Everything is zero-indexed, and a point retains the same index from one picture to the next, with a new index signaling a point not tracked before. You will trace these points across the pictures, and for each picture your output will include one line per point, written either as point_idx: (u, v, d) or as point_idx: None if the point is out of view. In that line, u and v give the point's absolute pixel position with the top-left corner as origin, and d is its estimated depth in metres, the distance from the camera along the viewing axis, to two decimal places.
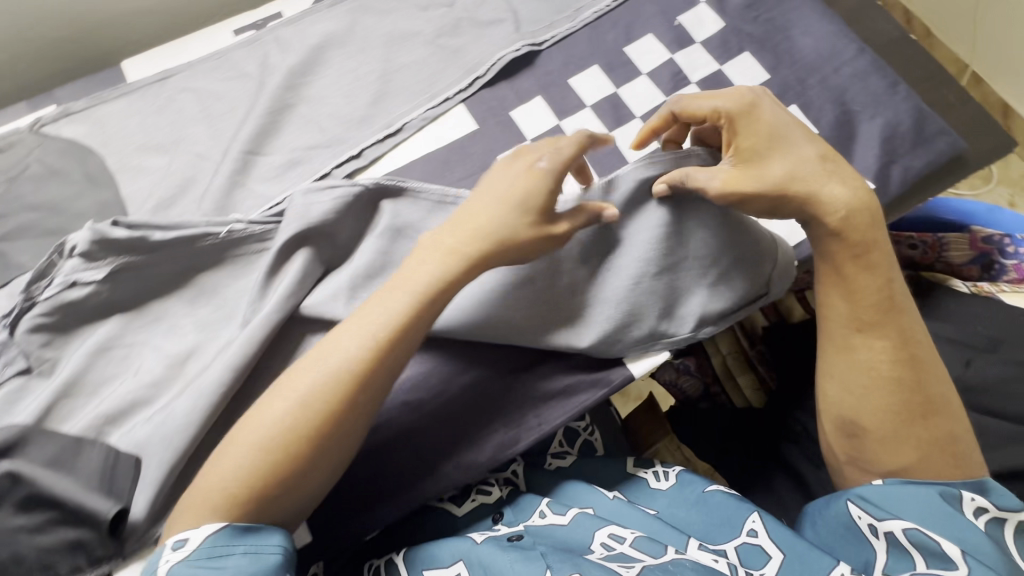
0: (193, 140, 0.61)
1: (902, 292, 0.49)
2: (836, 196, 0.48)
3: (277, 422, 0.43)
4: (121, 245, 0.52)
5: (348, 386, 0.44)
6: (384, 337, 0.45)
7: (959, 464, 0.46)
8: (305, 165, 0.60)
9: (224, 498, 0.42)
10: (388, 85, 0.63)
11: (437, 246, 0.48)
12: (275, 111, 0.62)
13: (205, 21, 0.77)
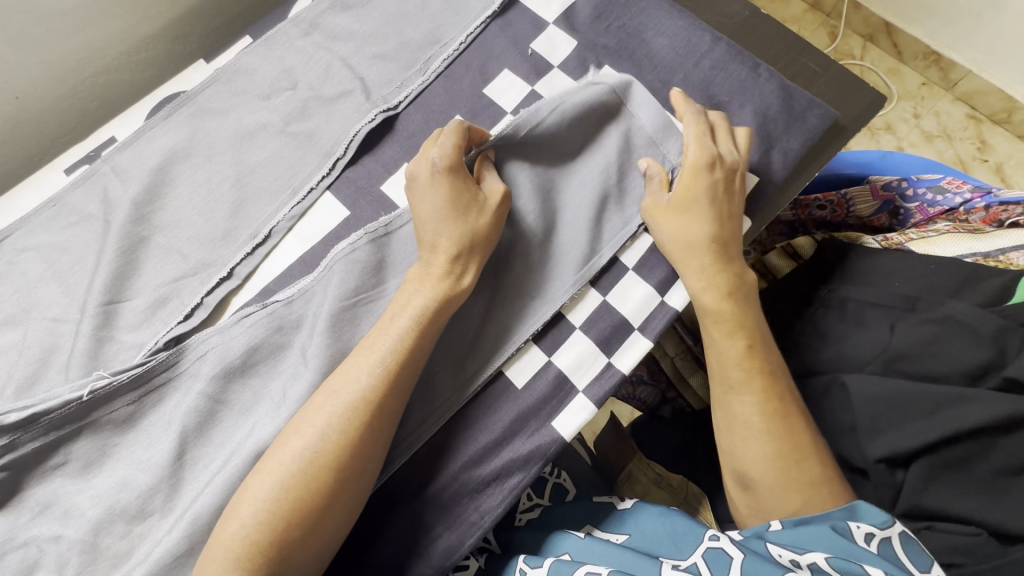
0: (46, 304, 0.55)
1: (770, 354, 0.52)
2: (699, 280, 0.52)
3: (297, 459, 0.43)
4: None
5: (366, 412, 0.44)
6: (393, 361, 0.46)
7: (833, 495, 0.48)
8: (173, 301, 0.55)
9: (246, 547, 0.41)
10: (247, 188, 0.59)
11: (422, 270, 0.50)
12: (127, 250, 0.56)
13: (43, 158, 0.71)
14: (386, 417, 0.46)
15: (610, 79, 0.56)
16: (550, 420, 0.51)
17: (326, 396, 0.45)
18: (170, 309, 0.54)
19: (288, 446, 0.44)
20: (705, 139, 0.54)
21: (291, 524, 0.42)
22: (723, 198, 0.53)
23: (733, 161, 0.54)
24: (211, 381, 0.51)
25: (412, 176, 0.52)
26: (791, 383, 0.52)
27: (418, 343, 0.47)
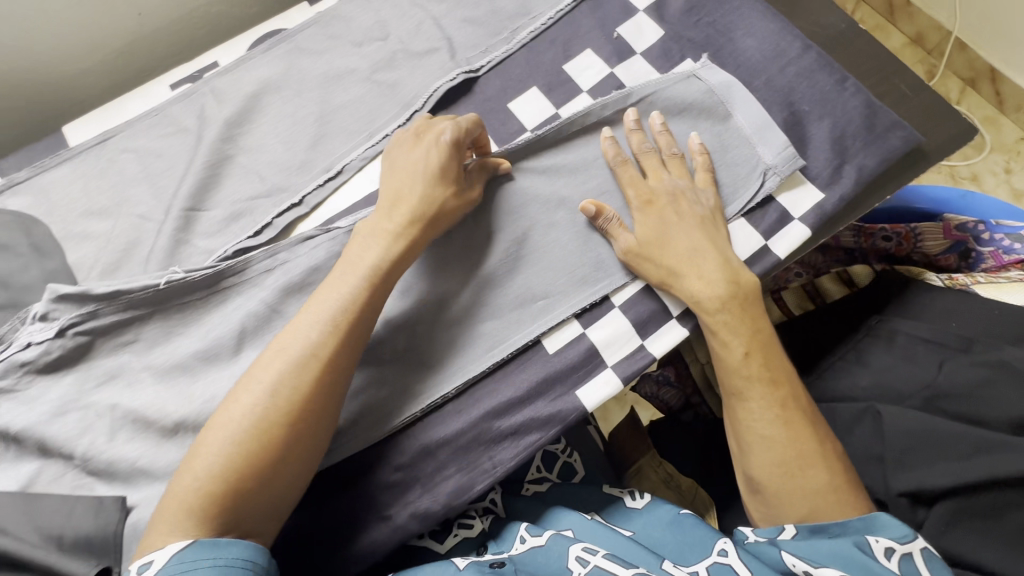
0: (136, 201, 0.61)
1: (778, 362, 0.51)
2: (698, 286, 0.51)
3: (249, 415, 0.44)
4: (73, 299, 0.53)
5: (317, 369, 0.46)
6: (341, 319, 0.47)
7: (843, 503, 0.47)
8: (246, 217, 0.59)
9: (200, 498, 0.42)
10: (326, 126, 0.62)
11: (376, 229, 0.51)
12: (213, 164, 0.61)
13: (153, 73, 0.77)
14: (336, 381, 0.46)
15: (711, 79, 0.59)
16: (575, 387, 0.52)
17: (274, 355, 0.46)
18: (242, 225, 0.59)
19: (239, 402, 0.45)
20: (638, 180, 0.56)
21: (238, 475, 0.43)
22: (685, 221, 0.53)
23: (681, 196, 0.55)
24: (270, 294, 0.55)
25: (421, 134, 0.55)
26: (796, 385, 0.51)
27: (369, 311, 0.48)
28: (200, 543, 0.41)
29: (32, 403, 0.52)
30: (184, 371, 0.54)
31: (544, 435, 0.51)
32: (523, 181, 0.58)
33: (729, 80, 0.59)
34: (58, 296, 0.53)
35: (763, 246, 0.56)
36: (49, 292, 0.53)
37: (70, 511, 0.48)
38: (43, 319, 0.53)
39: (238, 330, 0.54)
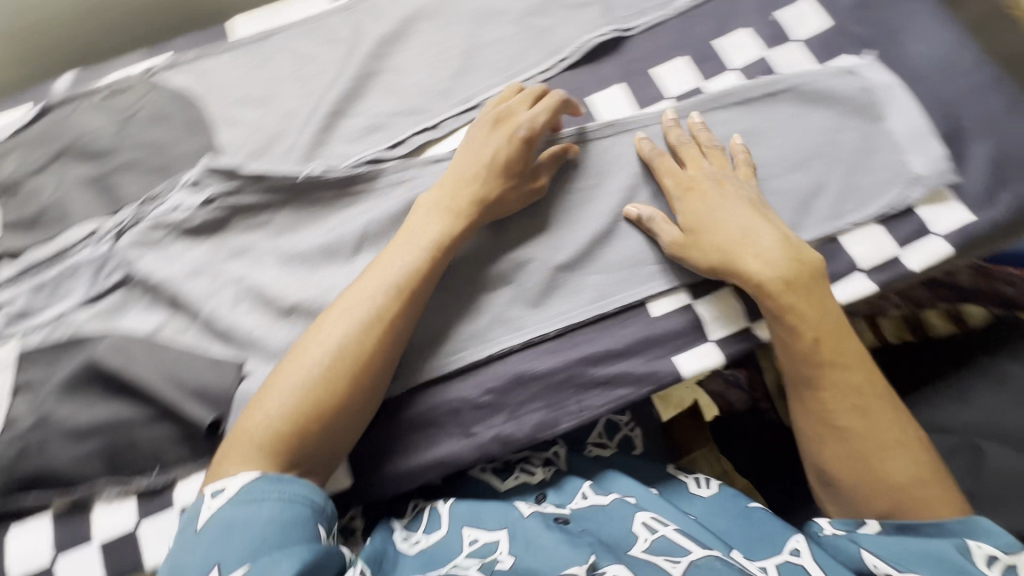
0: (286, 98, 0.64)
1: (847, 347, 0.50)
2: (762, 269, 0.50)
3: (314, 365, 0.47)
4: (224, 172, 0.57)
5: (377, 329, 0.48)
6: (401, 284, 0.50)
7: (922, 493, 0.47)
8: (384, 131, 0.62)
9: (264, 444, 0.44)
10: (471, 59, 0.64)
11: (434, 207, 0.53)
12: (362, 77, 0.64)
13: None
14: (397, 335, 0.49)
15: (872, 78, 0.57)
16: (675, 352, 0.53)
17: (342, 307, 0.49)
18: (378, 138, 0.61)
19: (311, 354, 0.47)
20: (667, 162, 0.56)
21: (302, 416, 0.46)
22: (752, 209, 0.52)
23: (697, 176, 0.55)
24: (396, 205, 0.57)
25: (499, 120, 0.56)
26: (870, 374, 0.50)
27: (432, 276, 0.51)
28: (266, 478, 0.43)
29: (170, 260, 0.57)
30: (305, 260, 0.57)
31: (635, 392, 0.51)
32: (657, 146, 0.58)
33: (890, 82, 0.57)
34: (210, 171, 0.57)
35: (893, 257, 0.54)
36: (201, 167, 0.57)
37: (194, 362, 0.53)
38: (193, 188, 0.58)
39: (360, 232, 0.57)
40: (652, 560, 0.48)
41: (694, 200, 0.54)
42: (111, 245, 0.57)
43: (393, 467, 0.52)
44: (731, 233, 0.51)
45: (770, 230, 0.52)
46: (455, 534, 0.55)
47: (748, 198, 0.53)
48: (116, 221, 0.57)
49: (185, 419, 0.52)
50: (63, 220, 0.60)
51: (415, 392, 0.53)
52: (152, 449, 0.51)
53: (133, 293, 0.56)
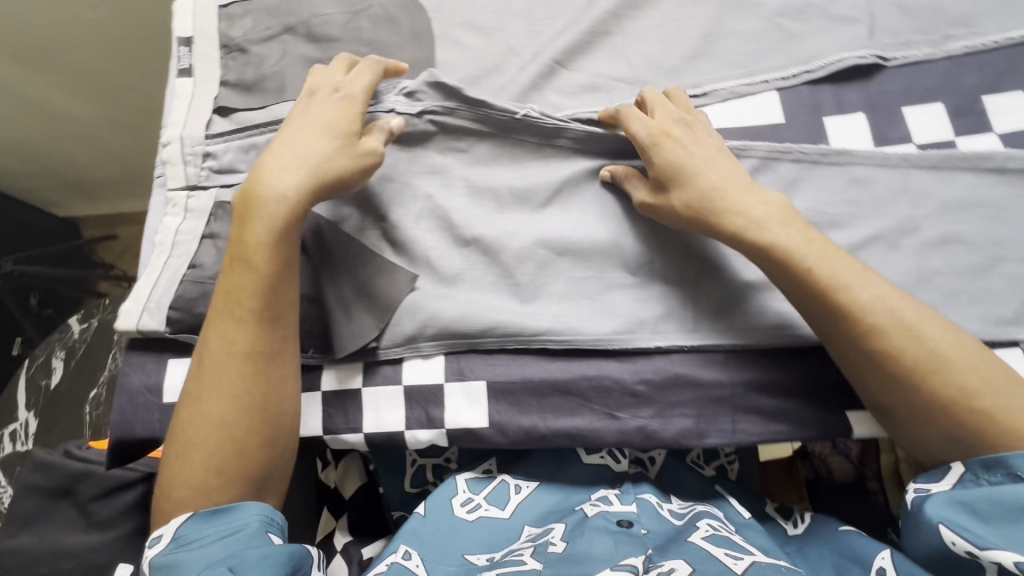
0: (511, 33, 0.63)
1: (836, 271, 0.47)
2: (745, 209, 0.49)
3: (217, 397, 0.48)
4: (447, 91, 0.57)
5: (252, 362, 0.48)
6: (235, 301, 0.49)
7: (963, 406, 0.43)
8: (602, 94, 0.60)
9: (196, 489, 0.46)
10: (710, 45, 0.61)
11: (279, 185, 0.50)
12: (594, 33, 0.62)
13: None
14: (272, 335, 0.49)
15: None
16: (845, 406, 0.51)
17: (218, 317, 0.49)
18: (595, 99, 0.60)
19: (201, 396, 0.48)
20: (642, 124, 0.53)
21: (201, 442, 0.47)
22: (704, 159, 0.51)
23: (670, 126, 0.52)
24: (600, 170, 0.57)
25: (315, 90, 0.55)
26: (877, 285, 0.47)
27: (269, 262, 0.49)
28: (196, 517, 0.45)
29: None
30: (494, 198, 0.57)
31: (797, 432, 0.50)
32: (887, 191, 0.54)
33: None
34: (434, 84, 0.58)
35: None
36: (427, 74, 0.57)
37: (371, 264, 0.54)
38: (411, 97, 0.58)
39: (556, 187, 0.57)
40: (711, 550, 0.47)
41: (660, 149, 0.52)
42: None
43: (529, 424, 0.51)
44: (696, 167, 0.51)
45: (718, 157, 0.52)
46: (519, 517, 0.57)
47: (712, 136, 0.53)
48: None
49: (354, 315, 0.53)
50: (279, 93, 0.62)
51: (571, 359, 0.52)
52: (321, 334, 0.54)
53: None
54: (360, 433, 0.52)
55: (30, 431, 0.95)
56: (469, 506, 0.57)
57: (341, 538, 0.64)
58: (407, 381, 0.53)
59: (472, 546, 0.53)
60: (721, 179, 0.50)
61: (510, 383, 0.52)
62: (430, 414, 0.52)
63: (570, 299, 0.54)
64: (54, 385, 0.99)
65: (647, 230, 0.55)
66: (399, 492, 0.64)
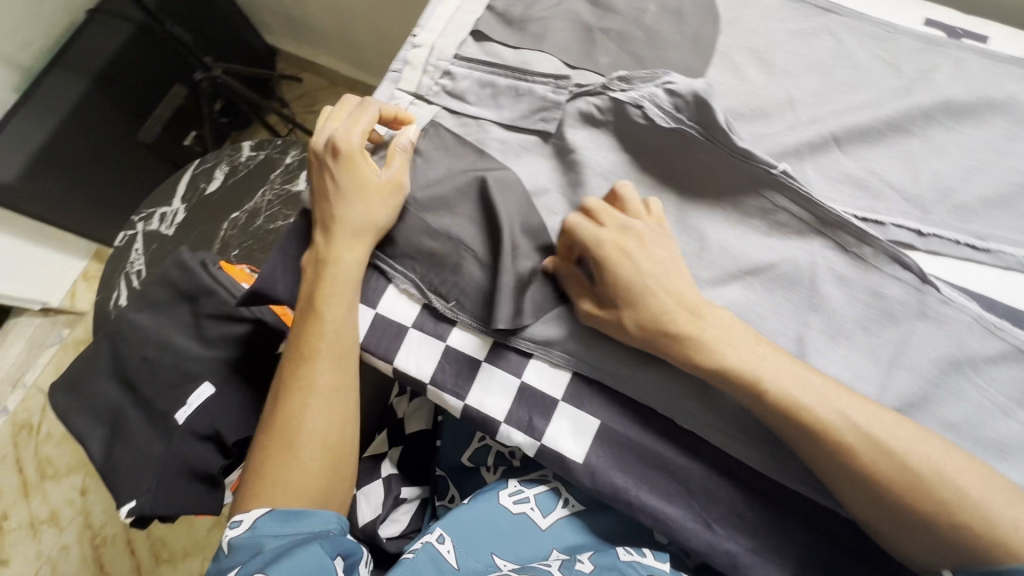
0: (799, 84, 0.56)
1: (817, 403, 0.41)
2: (685, 331, 0.44)
3: (293, 418, 0.50)
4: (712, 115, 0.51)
5: (325, 380, 0.51)
6: (315, 328, 0.51)
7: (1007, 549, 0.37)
8: (867, 193, 0.52)
9: (286, 502, 0.48)
10: (1016, 201, 0.51)
11: (348, 226, 0.52)
12: (893, 124, 0.53)
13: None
14: (346, 355, 0.52)
15: None
16: None
17: (291, 356, 0.52)
18: (855, 197, 0.52)
19: (279, 419, 0.51)
20: (588, 231, 0.48)
21: (268, 467, 0.49)
22: (643, 291, 0.46)
23: (641, 224, 0.48)
24: (824, 274, 0.50)
25: (316, 156, 0.54)
26: (852, 399, 0.42)
27: (338, 318, 0.51)
28: (274, 514, 0.47)
29: (592, 153, 0.55)
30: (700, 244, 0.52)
31: None
32: None
33: None
34: (699, 104, 0.50)
35: None
36: (692, 93, 0.50)
37: (548, 252, 0.52)
38: (671, 96, 0.51)
39: (768, 266, 0.51)
40: None
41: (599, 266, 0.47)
42: (559, 99, 0.56)
43: (621, 484, 0.48)
44: (639, 284, 0.46)
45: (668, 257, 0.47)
46: (553, 536, 0.55)
47: (639, 235, 0.47)
48: (584, 85, 0.55)
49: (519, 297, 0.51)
50: (537, 41, 0.59)
51: (695, 446, 0.49)
52: (472, 292, 0.53)
53: (544, 149, 0.57)
54: (461, 401, 0.52)
55: (176, 219, 1.08)
56: (516, 501, 0.56)
57: (388, 467, 0.66)
58: (526, 378, 0.51)
59: (502, 545, 0.53)
60: (657, 301, 0.45)
61: (623, 435, 0.49)
62: (532, 420, 0.51)
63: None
64: (208, 192, 1.08)
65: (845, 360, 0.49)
66: (454, 460, 0.66)
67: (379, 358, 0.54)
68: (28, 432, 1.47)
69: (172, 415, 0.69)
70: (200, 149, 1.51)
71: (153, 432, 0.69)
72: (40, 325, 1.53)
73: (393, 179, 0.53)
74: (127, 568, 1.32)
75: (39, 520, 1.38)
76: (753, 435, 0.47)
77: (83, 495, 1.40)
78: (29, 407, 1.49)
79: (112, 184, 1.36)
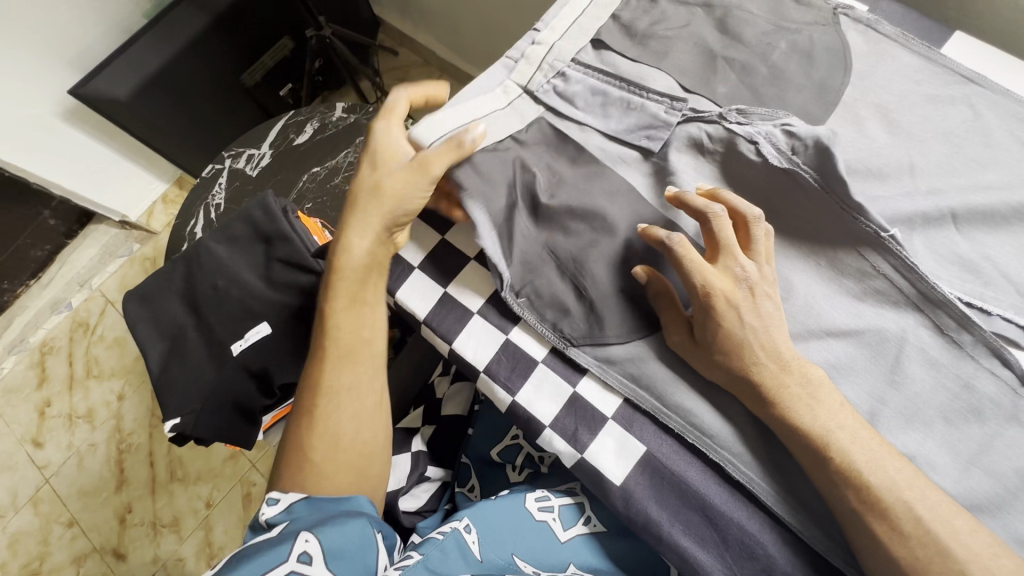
0: (925, 151, 0.53)
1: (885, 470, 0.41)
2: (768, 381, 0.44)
3: (313, 416, 0.53)
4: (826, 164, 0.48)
5: (343, 372, 0.54)
6: (330, 328, 0.54)
7: None
8: (976, 279, 0.49)
9: (318, 486, 0.50)
10: None
11: (370, 228, 0.54)
12: (1021, 213, 0.50)
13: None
14: (360, 345, 0.55)
15: None
16: None
17: (313, 361, 0.55)
18: (964, 280, 0.49)
19: (298, 419, 0.53)
20: (706, 268, 0.46)
21: (295, 464, 0.52)
22: (758, 336, 0.45)
23: (729, 291, 0.45)
24: (913, 353, 0.48)
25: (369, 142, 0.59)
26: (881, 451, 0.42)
27: (346, 317, 0.54)
28: (310, 499, 0.49)
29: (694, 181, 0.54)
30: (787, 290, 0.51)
31: None
32: None
33: None
34: (814, 155, 0.48)
35: None
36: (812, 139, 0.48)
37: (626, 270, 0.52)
38: (789, 138, 0.49)
39: (854, 330, 0.49)
40: None
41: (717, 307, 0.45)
42: (670, 119, 0.55)
43: (655, 516, 0.48)
44: (741, 339, 0.45)
45: (752, 326, 0.45)
46: (572, 550, 0.54)
47: (745, 289, 0.46)
48: (699, 110, 0.54)
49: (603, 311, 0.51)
50: (658, 58, 0.58)
51: (738, 497, 0.47)
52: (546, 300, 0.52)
53: (642, 166, 0.56)
54: (511, 396, 0.52)
55: (262, 162, 1.12)
56: (540, 509, 0.56)
57: (417, 443, 0.68)
58: (580, 388, 0.51)
59: (523, 549, 0.53)
60: (755, 352, 0.45)
61: (667, 469, 0.48)
62: (577, 432, 0.50)
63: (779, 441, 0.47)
64: (296, 143, 1.13)
65: (919, 446, 0.46)
66: (483, 452, 0.67)
67: (439, 337, 0.55)
68: (84, 331, 1.57)
69: (228, 345, 0.72)
70: (292, 101, 1.58)
71: (208, 357, 0.73)
72: (115, 236, 1.63)
73: (416, 158, 0.53)
74: (144, 478, 1.39)
75: (77, 414, 1.47)
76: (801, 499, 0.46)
77: (119, 400, 1.48)
78: (90, 308, 1.59)
79: (207, 118, 1.43)
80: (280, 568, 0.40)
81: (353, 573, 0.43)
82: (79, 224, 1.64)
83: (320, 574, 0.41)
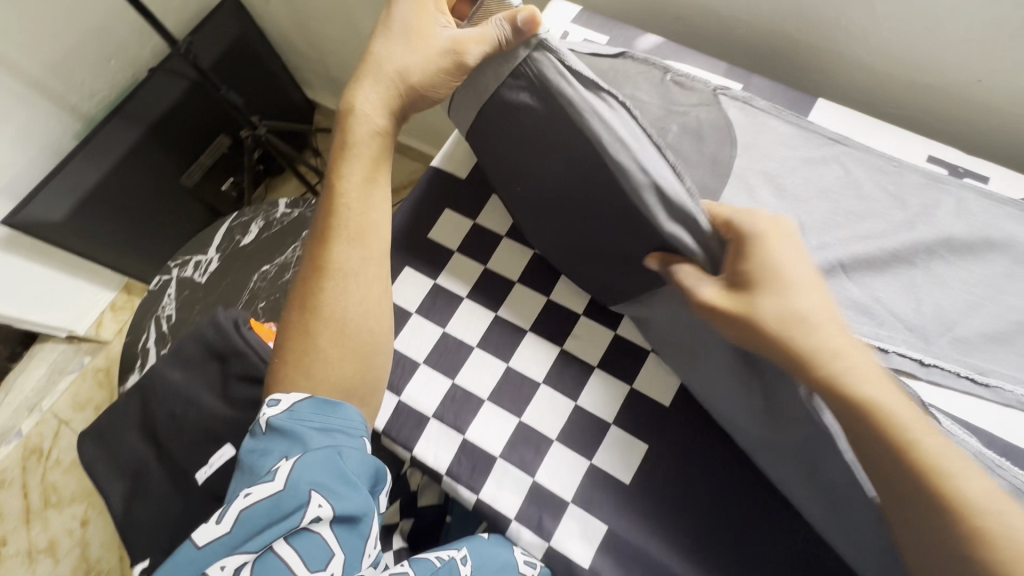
0: (809, 209, 0.60)
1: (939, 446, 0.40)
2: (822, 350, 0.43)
3: (327, 294, 0.58)
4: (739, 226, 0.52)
5: (352, 253, 0.59)
6: (338, 210, 0.59)
7: None
8: (873, 321, 0.55)
9: (323, 376, 0.56)
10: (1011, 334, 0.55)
11: (371, 119, 0.59)
12: (897, 255, 0.57)
13: (897, 113, 0.72)
14: (367, 229, 0.60)
15: None
16: None
17: (322, 236, 0.60)
18: (861, 321, 0.55)
19: (314, 292, 0.58)
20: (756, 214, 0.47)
21: (304, 338, 0.57)
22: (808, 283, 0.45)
23: (771, 229, 0.46)
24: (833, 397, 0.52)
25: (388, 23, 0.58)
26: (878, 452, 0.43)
27: (359, 198, 0.59)
28: (313, 399, 0.54)
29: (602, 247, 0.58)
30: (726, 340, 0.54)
31: None
32: None
33: None
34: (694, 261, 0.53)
35: None
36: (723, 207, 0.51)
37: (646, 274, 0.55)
38: None
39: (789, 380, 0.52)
40: None
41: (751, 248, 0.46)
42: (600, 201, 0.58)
43: None
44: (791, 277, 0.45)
45: (789, 265, 0.46)
46: None
47: (792, 236, 0.47)
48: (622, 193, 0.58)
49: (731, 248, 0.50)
50: None
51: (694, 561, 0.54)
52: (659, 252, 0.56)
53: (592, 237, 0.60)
54: (475, 494, 0.57)
55: (210, 267, 1.13)
56: (526, 561, 0.56)
57: (398, 541, 0.69)
58: (538, 477, 0.58)
59: None
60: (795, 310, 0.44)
61: (630, 546, 0.55)
62: (542, 520, 0.56)
63: (724, 503, 0.55)
64: (243, 244, 1.14)
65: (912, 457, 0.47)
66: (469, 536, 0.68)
67: (402, 446, 0.60)
68: (38, 457, 1.49)
69: (193, 473, 0.72)
70: (236, 194, 1.60)
71: (172, 488, 0.72)
72: (63, 351, 1.58)
73: (453, 44, 0.53)
74: None
75: (37, 549, 1.39)
76: (738, 547, 0.54)
77: (83, 525, 1.41)
78: (42, 432, 1.52)
79: (151, 226, 1.43)
80: (289, 528, 0.46)
81: (352, 531, 0.49)
82: (22, 345, 1.57)
83: (323, 532, 0.48)
